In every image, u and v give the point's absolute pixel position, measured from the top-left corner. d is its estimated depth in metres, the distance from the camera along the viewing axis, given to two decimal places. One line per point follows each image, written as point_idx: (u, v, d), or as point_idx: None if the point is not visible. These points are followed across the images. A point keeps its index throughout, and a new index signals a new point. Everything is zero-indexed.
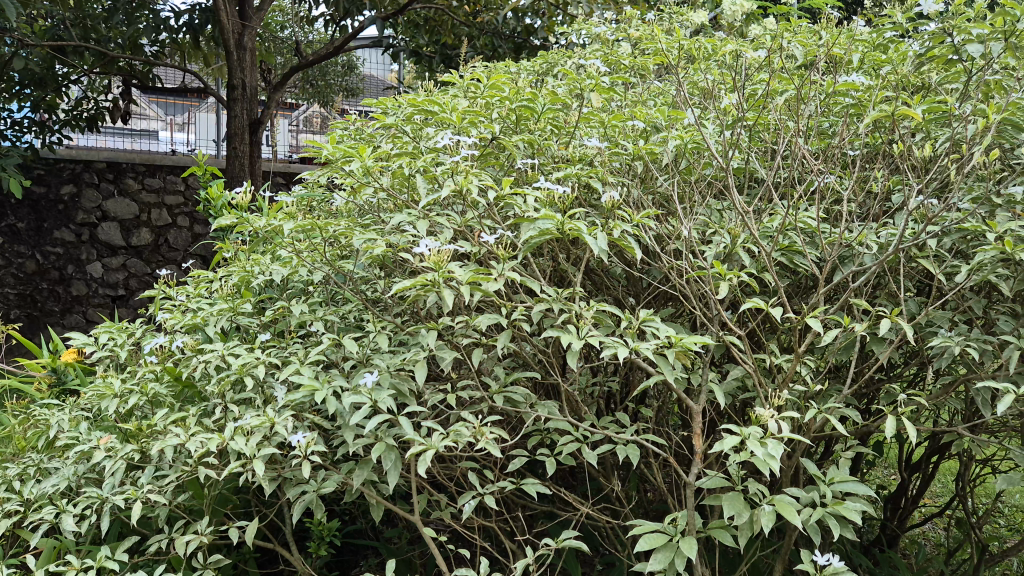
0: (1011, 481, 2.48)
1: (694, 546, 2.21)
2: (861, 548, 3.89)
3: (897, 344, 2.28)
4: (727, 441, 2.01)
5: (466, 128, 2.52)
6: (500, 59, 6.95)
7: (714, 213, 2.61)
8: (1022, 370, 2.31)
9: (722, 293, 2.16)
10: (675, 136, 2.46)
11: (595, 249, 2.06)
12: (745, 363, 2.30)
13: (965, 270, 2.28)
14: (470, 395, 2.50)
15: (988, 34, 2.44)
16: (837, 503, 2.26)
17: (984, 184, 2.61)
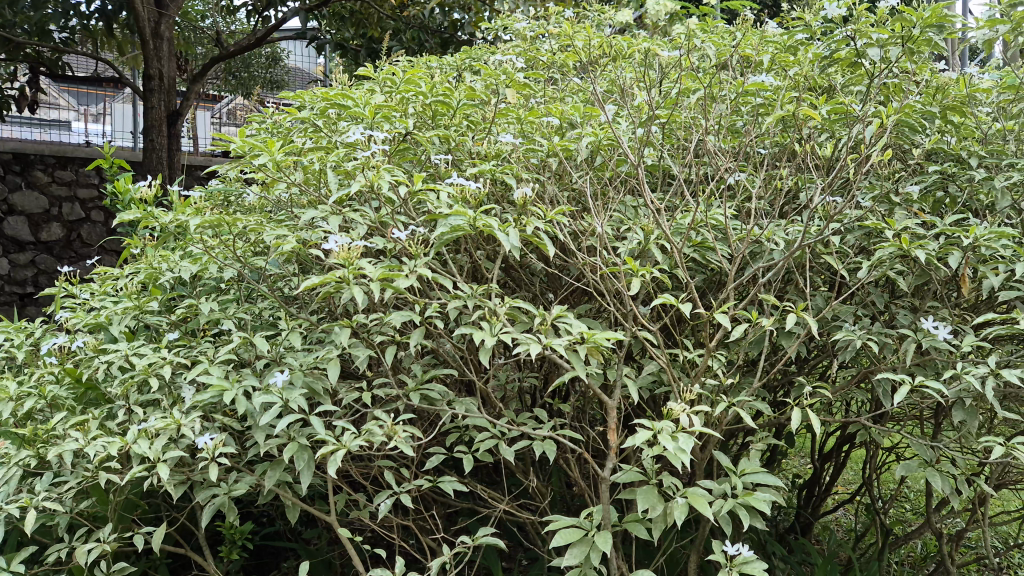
0: (910, 468, 2.59)
1: (609, 539, 2.24)
2: (776, 535, 4.00)
3: (802, 339, 2.35)
4: (637, 435, 2.04)
5: (379, 123, 2.50)
6: (426, 54, 6.92)
7: (628, 210, 2.65)
8: (918, 361, 2.42)
9: (633, 289, 2.20)
10: (588, 133, 2.52)
11: (506, 245, 2.07)
12: (657, 357, 2.34)
13: (865, 266, 2.37)
14: (385, 393, 2.48)
15: (887, 39, 2.55)
16: (747, 494, 2.32)
17: (884, 183, 2.71)
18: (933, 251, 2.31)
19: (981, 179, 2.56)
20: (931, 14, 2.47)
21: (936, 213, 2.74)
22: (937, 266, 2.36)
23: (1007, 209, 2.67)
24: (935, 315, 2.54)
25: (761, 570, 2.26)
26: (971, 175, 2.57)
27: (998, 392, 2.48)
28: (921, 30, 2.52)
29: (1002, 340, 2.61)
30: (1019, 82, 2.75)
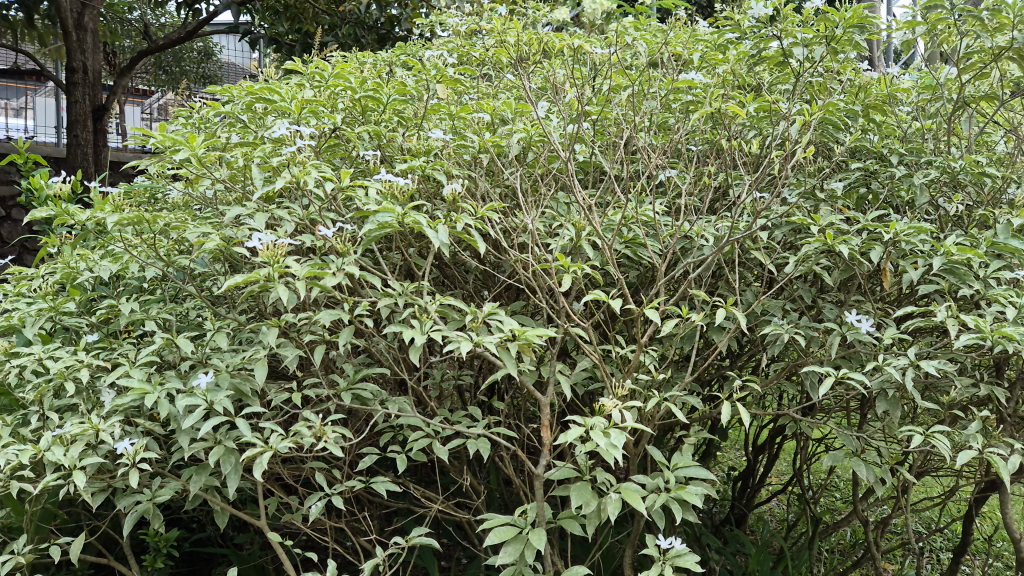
0: (837, 459, 2.65)
1: (544, 536, 2.23)
2: (711, 527, 4.06)
3: (731, 333, 2.38)
4: (570, 432, 2.04)
5: (306, 118, 2.46)
6: (363, 49, 6.81)
7: (560, 207, 2.65)
8: (843, 354, 2.47)
9: (565, 285, 2.20)
10: (519, 129, 2.52)
11: (435, 242, 2.04)
12: (589, 353, 2.35)
13: (791, 261, 2.42)
14: (315, 394, 2.43)
15: (811, 38, 2.61)
16: (680, 488, 2.34)
17: (809, 180, 2.77)
18: (856, 246, 2.36)
19: (901, 176, 2.64)
20: (853, 15, 2.54)
21: (860, 209, 2.81)
22: (860, 261, 2.42)
23: (926, 205, 2.75)
24: (859, 308, 2.60)
25: (694, 562, 2.29)
26: (891, 172, 2.65)
27: (918, 383, 2.56)
28: (844, 31, 2.58)
29: (922, 333, 2.69)
30: (936, 83, 2.84)
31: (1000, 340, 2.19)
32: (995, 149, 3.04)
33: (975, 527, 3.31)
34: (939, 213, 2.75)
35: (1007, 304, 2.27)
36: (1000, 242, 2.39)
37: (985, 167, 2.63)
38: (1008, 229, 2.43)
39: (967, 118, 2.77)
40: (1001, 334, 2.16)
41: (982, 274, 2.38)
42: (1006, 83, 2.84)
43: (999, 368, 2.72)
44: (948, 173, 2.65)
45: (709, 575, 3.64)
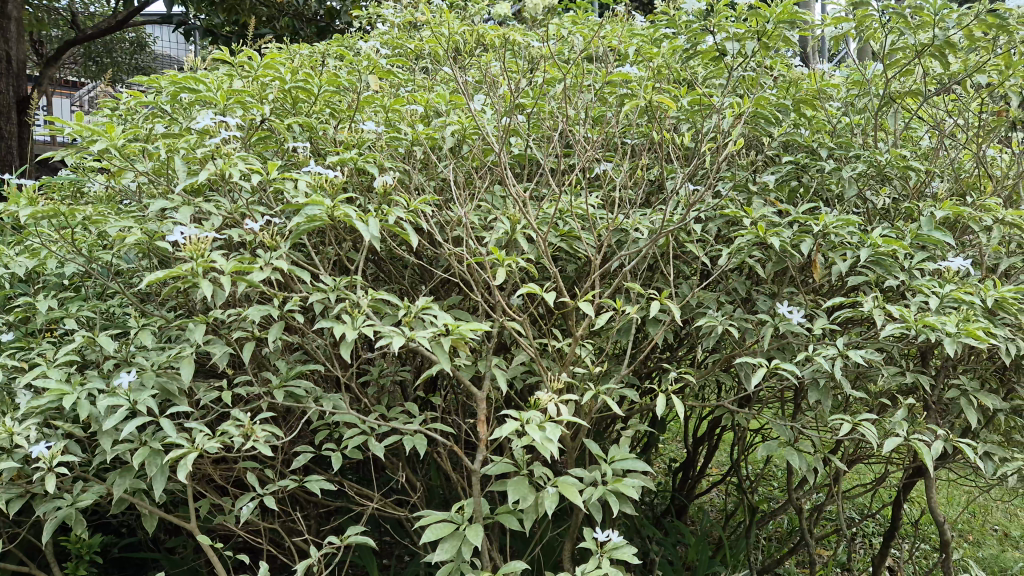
0: (770, 448, 2.69)
1: (481, 532, 2.21)
2: (652, 519, 4.09)
3: (666, 326, 2.40)
4: (506, 426, 2.02)
5: (232, 109, 2.40)
6: (301, 42, 6.68)
7: (496, 200, 2.63)
8: (776, 345, 2.51)
9: (499, 279, 2.18)
10: (453, 121, 2.49)
11: (365, 235, 2.00)
12: (525, 347, 2.34)
13: (724, 253, 2.44)
14: (245, 392, 2.36)
15: (742, 33, 2.64)
16: (617, 481, 2.34)
17: (742, 173, 2.80)
18: (787, 238, 2.39)
19: (830, 169, 2.69)
20: (783, 10, 2.56)
21: (791, 202, 2.85)
22: (791, 253, 2.45)
23: (855, 198, 2.81)
24: (790, 300, 2.64)
25: (631, 554, 2.30)
26: (821, 165, 2.70)
27: (848, 373, 2.61)
28: (774, 26, 2.61)
29: (851, 323, 2.75)
30: (863, 78, 2.90)
31: (924, 329, 2.25)
32: (920, 145, 3.12)
33: (903, 512, 3.41)
34: (867, 206, 2.81)
35: (930, 294, 2.33)
36: (924, 234, 2.45)
37: (910, 161, 2.70)
38: (931, 222, 2.49)
39: (893, 113, 2.83)
40: (925, 323, 2.22)
41: (907, 265, 2.43)
42: (930, 80, 2.91)
43: (924, 357, 2.80)
44: (875, 167, 2.71)
45: (649, 566, 3.67)
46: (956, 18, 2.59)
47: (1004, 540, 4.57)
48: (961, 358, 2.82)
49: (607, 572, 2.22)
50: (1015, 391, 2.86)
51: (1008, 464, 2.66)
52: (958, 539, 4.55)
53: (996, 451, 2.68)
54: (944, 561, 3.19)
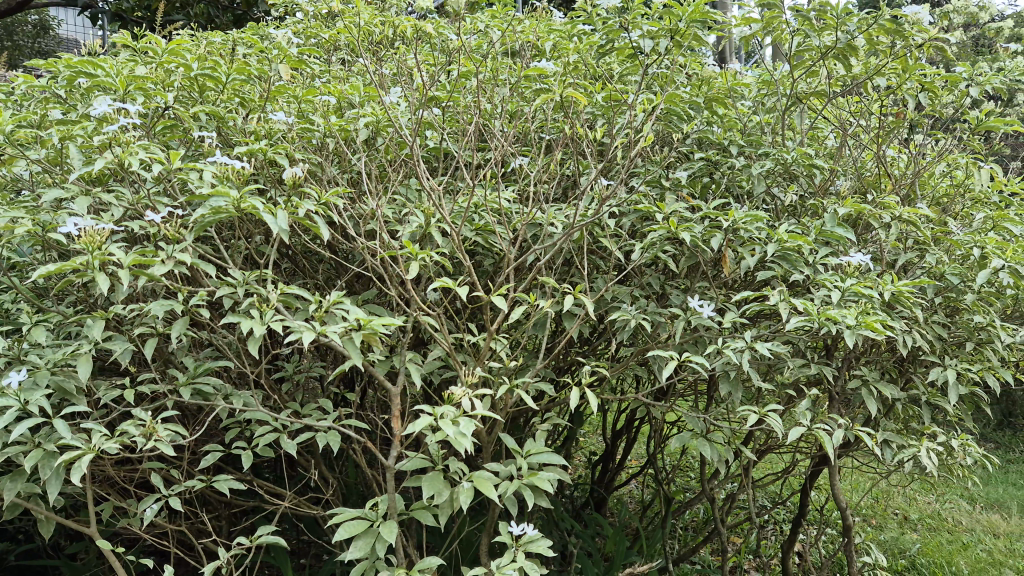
0: (683, 440, 2.74)
1: (394, 529, 2.18)
2: (571, 512, 4.13)
3: (580, 320, 2.41)
4: (419, 421, 1.99)
5: (133, 96, 2.31)
6: (217, 30, 6.48)
7: (411, 193, 2.61)
8: (688, 338, 2.56)
9: (412, 272, 2.16)
10: (367, 114, 2.45)
11: (273, 228, 1.95)
12: (439, 342, 2.33)
13: (637, 248, 2.48)
14: (149, 390, 2.27)
15: (656, 31, 2.68)
16: (532, 475, 2.35)
17: (655, 169, 2.85)
18: (698, 233, 2.44)
19: (740, 167, 2.76)
20: (695, 10, 2.60)
21: (703, 198, 2.91)
22: (702, 248, 2.50)
23: (763, 195, 2.89)
24: (702, 293, 2.70)
25: (546, 546, 2.30)
26: (731, 162, 2.76)
27: (756, 365, 2.68)
28: (687, 25, 2.65)
29: (759, 317, 2.83)
30: (772, 79, 2.99)
31: (826, 321, 2.32)
32: (826, 144, 3.23)
33: (810, 499, 3.53)
34: (775, 203, 2.89)
35: (833, 288, 2.42)
36: (827, 230, 2.53)
37: (814, 159, 2.79)
38: (835, 218, 2.58)
39: (799, 113, 2.92)
40: (828, 316, 2.29)
41: (811, 260, 2.51)
42: (834, 81, 3.02)
43: (828, 349, 2.90)
44: (782, 164, 2.79)
45: (567, 558, 3.70)
46: (858, 22, 2.68)
47: (904, 523, 4.80)
48: (863, 350, 2.94)
49: (522, 565, 2.22)
50: (912, 381, 3.00)
51: (905, 451, 2.78)
52: (862, 523, 4.75)
53: (894, 439, 2.80)
54: (847, 545, 3.32)
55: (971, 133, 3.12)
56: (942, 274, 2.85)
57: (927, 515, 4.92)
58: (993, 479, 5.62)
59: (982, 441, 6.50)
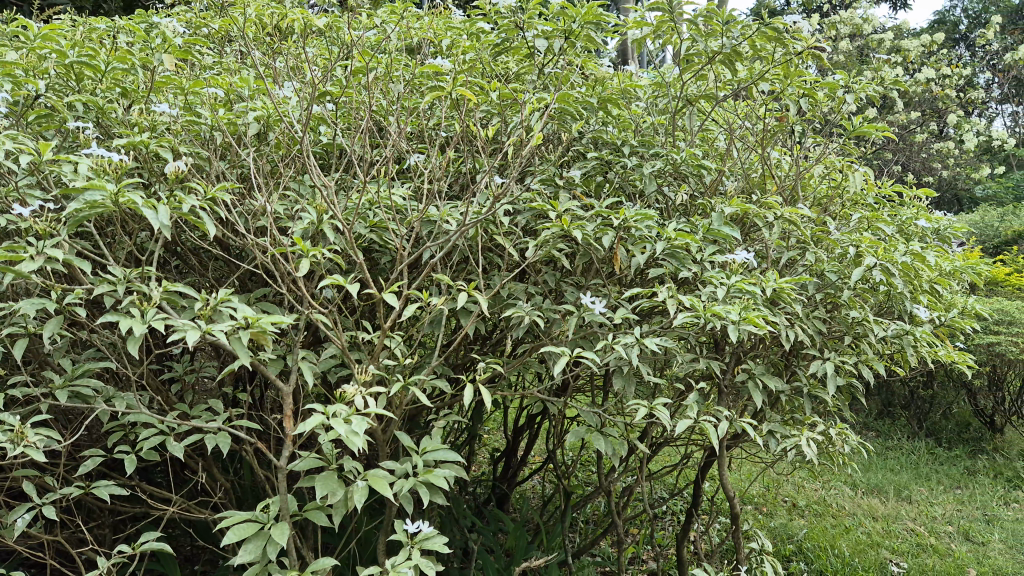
0: (578, 434, 2.78)
1: (286, 531, 2.13)
2: (473, 509, 4.15)
3: (474, 317, 2.42)
4: (310, 420, 1.96)
5: (1, 83, 2.19)
6: (103, 14, 6.19)
7: (304, 189, 2.57)
8: (582, 334, 2.60)
9: (303, 270, 2.12)
10: (257, 108, 2.39)
11: (154, 224, 1.87)
12: (332, 340, 2.29)
13: (531, 246, 2.51)
14: (21, 393, 2.15)
15: (551, 32, 2.72)
16: (427, 472, 2.34)
17: (550, 167, 2.89)
18: (590, 232, 2.48)
19: (632, 166, 2.82)
20: (587, 12, 2.62)
21: (597, 196, 2.97)
22: (594, 245, 2.55)
23: (654, 194, 2.97)
24: (595, 290, 2.75)
25: (442, 543, 2.30)
26: (623, 162, 2.83)
27: (647, 360, 2.75)
28: (580, 26, 2.68)
29: (651, 313, 2.91)
30: (663, 81, 3.07)
31: (712, 317, 2.40)
32: (716, 145, 3.35)
33: (702, 488, 3.65)
34: (665, 202, 2.97)
35: (719, 284, 2.51)
36: (713, 228, 2.63)
37: (702, 160, 2.88)
38: (721, 217, 2.68)
39: (688, 115, 3.02)
40: (713, 312, 2.37)
41: (698, 257, 2.60)
42: (721, 85, 3.13)
43: (716, 344, 3.00)
44: (672, 164, 2.87)
45: (469, 554, 3.71)
46: (742, 28, 2.79)
47: (793, 510, 5.01)
48: (749, 345, 3.06)
49: (417, 563, 2.21)
50: (795, 373, 3.13)
51: (788, 441, 2.90)
52: (753, 512, 4.93)
53: (777, 429, 2.92)
54: (735, 532, 3.44)
55: (848, 137, 3.29)
56: (821, 271, 3.00)
57: (814, 502, 5.16)
58: (873, 466, 5.94)
59: (864, 430, 6.86)
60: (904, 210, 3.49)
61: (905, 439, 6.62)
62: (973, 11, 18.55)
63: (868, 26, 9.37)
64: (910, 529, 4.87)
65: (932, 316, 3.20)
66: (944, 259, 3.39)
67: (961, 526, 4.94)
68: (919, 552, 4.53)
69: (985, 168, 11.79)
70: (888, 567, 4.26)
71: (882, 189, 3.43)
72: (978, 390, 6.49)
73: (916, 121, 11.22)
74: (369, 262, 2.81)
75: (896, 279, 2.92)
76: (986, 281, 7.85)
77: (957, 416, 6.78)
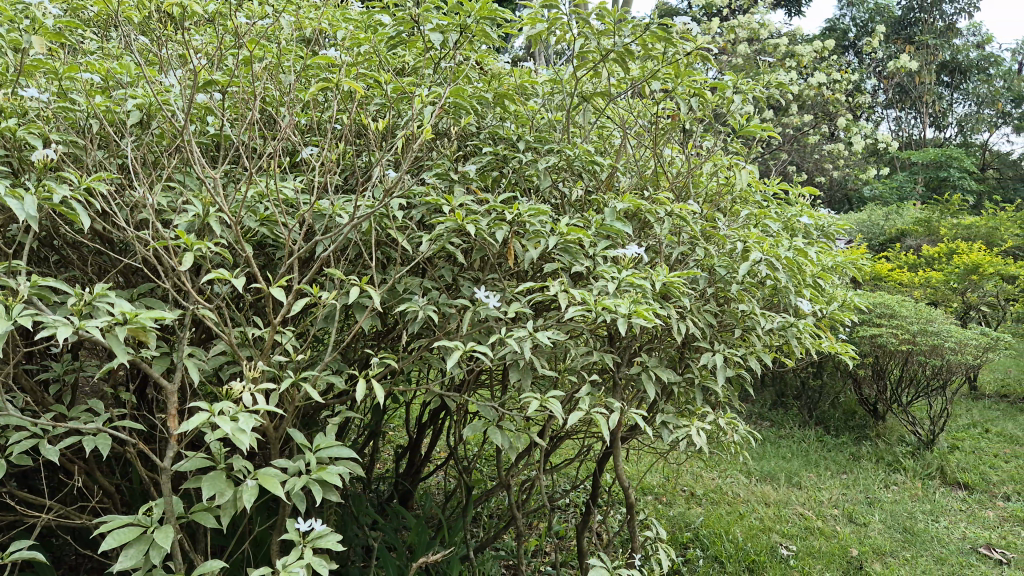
0: (473, 429, 2.75)
1: (170, 535, 2.05)
2: (374, 506, 4.11)
3: (368, 311, 2.39)
4: (194, 419, 1.88)
5: None
6: None
7: (188, 180, 2.49)
8: (477, 328, 2.60)
9: (186, 264, 2.04)
10: (136, 96, 2.31)
11: (19, 214, 1.76)
12: (219, 335, 2.22)
13: (424, 240, 2.49)
14: None
15: (447, 25, 2.70)
16: (320, 469, 2.29)
17: (446, 162, 2.88)
18: (484, 226, 2.49)
19: (526, 162, 2.85)
20: (482, 7, 2.61)
21: (493, 190, 2.98)
22: (488, 240, 2.56)
23: (549, 189, 3.01)
24: (491, 285, 2.76)
25: (335, 541, 2.26)
26: (518, 158, 2.85)
27: (542, 353, 2.77)
28: (475, 21, 2.66)
29: (546, 306, 2.94)
30: (557, 77, 3.11)
31: (602, 311, 2.44)
32: (611, 142, 3.42)
33: (601, 479, 3.71)
34: (560, 197, 3.02)
35: (610, 279, 2.55)
36: (606, 224, 2.68)
37: (595, 157, 2.93)
38: (613, 213, 2.73)
39: (582, 112, 3.06)
40: (603, 306, 2.41)
41: (590, 252, 2.65)
42: (615, 83, 3.19)
43: (610, 337, 3.06)
44: (565, 160, 2.91)
45: (369, 552, 3.66)
46: (632, 28, 2.87)
47: (690, 499, 5.16)
48: (643, 338, 3.13)
49: (309, 563, 2.16)
50: (688, 365, 3.22)
51: (680, 431, 2.98)
52: (653, 501, 5.05)
53: (670, 419, 3.00)
54: (631, 521, 3.52)
55: (735, 136, 3.40)
56: (711, 266, 3.09)
57: (710, 490, 5.33)
58: (766, 454, 6.18)
59: (759, 420, 7.14)
60: (789, 208, 3.64)
61: (797, 428, 6.91)
62: (860, 20, 19.54)
63: (764, 31, 9.76)
64: (799, 513, 5.09)
65: (814, 309, 3.35)
66: (825, 255, 3.56)
67: (845, 509, 5.20)
68: (806, 535, 4.74)
69: (872, 168, 12.41)
70: (777, 550, 4.44)
71: (768, 187, 3.57)
72: (863, 380, 6.83)
73: (809, 123, 11.72)
74: (259, 256, 2.74)
75: (779, 273, 3.05)
76: (871, 277, 8.27)
77: (844, 405, 7.13)
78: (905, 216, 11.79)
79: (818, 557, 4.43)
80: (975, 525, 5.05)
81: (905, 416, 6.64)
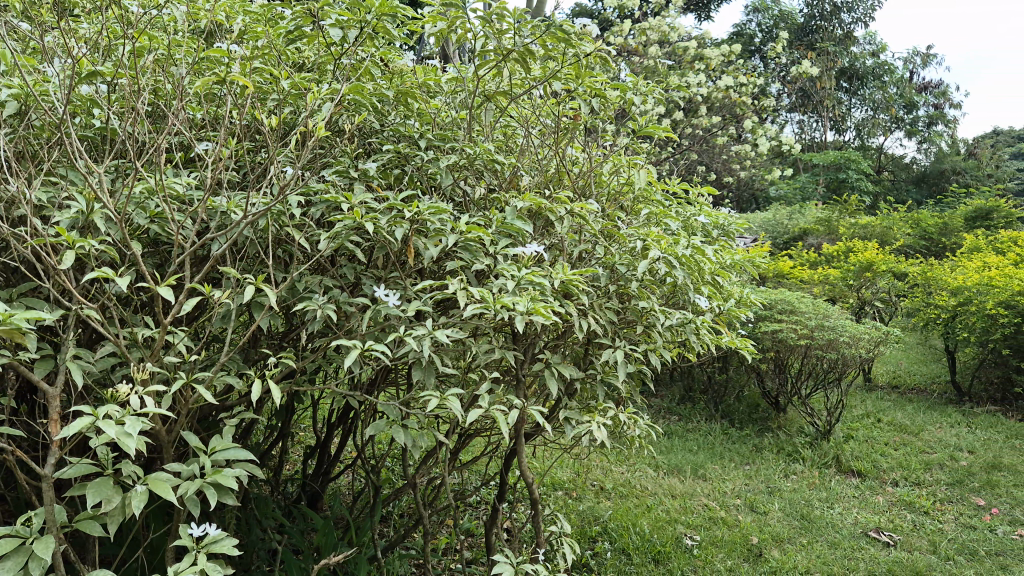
0: (376, 429, 2.72)
1: (51, 545, 1.96)
2: (280, 509, 4.04)
3: (263, 310, 2.34)
4: (75, 424, 1.79)
5: None
6: None
7: (72, 175, 2.39)
8: (378, 326, 2.58)
9: (66, 262, 1.95)
10: (11, 86, 2.21)
11: None
12: (102, 336, 2.13)
13: (322, 238, 2.45)
14: None
15: (346, 21, 2.66)
16: (215, 473, 2.22)
17: (345, 158, 2.85)
18: (383, 224, 2.47)
19: (427, 160, 2.85)
20: (382, 4, 2.58)
21: (395, 188, 2.96)
22: (388, 238, 2.54)
23: (451, 187, 3.01)
24: (392, 283, 2.74)
25: (231, 546, 2.20)
26: (419, 156, 2.84)
27: (445, 351, 2.77)
28: (376, 18, 2.62)
29: (450, 304, 2.94)
30: (460, 76, 3.12)
31: (501, 308, 2.46)
32: (515, 141, 3.44)
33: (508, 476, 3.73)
34: (462, 195, 3.02)
35: (510, 277, 2.57)
36: (506, 222, 2.70)
37: (497, 155, 2.95)
38: (514, 212, 2.75)
39: (485, 110, 3.07)
40: (502, 303, 2.43)
41: (491, 250, 2.66)
42: (518, 83, 3.21)
43: (514, 334, 3.08)
44: (467, 159, 2.92)
45: (273, 555, 3.58)
46: (532, 28, 2.89)
47: (599, 493, 5.25)
48: (546, 335, 3.16)
49: (203, 569, 2.10)
50: (591, 361, 3.27)
51: (582, 426, 3.02)
52: (563, 496, 5.11)
53: (573, 415, 3.04)
54: (537, 517, 3.55)
55: (637, 137, 3.47)
56: (612, 264, 3.15)
57: (619, 484, 5.43)
58: (673, 447, 6.34)
59: (669, 415, 7.33)
60: (689, 207, 3.73)
61: (704, 421, 7.11)
62: (765, 26, 20.23)
63: (672, 34, 10.02)
64: (704, 504, 5.24)
65: (711, 306, 3.44)
66: (723, 253, 3.66)
67: (747, 498, 5.38)
68: (710, 525, 4.88)
69: (777, 170, 12.87)
70: (682, 541, 4.57)
71: (669, 187, 3.66)
72: (765, 374, 7.07)
73: (717, 126, 12.08)
74: (151, 254, 2.65)
75: (676, 272, 3.13)
76: (774, 274, 8.58)
77: (748, 398, 7.38)
78: (807, 217, 12.28)
79: (720, 546, 4.57)
80: (866, 510, 5.30)
81: (804, 408, 6.90)
